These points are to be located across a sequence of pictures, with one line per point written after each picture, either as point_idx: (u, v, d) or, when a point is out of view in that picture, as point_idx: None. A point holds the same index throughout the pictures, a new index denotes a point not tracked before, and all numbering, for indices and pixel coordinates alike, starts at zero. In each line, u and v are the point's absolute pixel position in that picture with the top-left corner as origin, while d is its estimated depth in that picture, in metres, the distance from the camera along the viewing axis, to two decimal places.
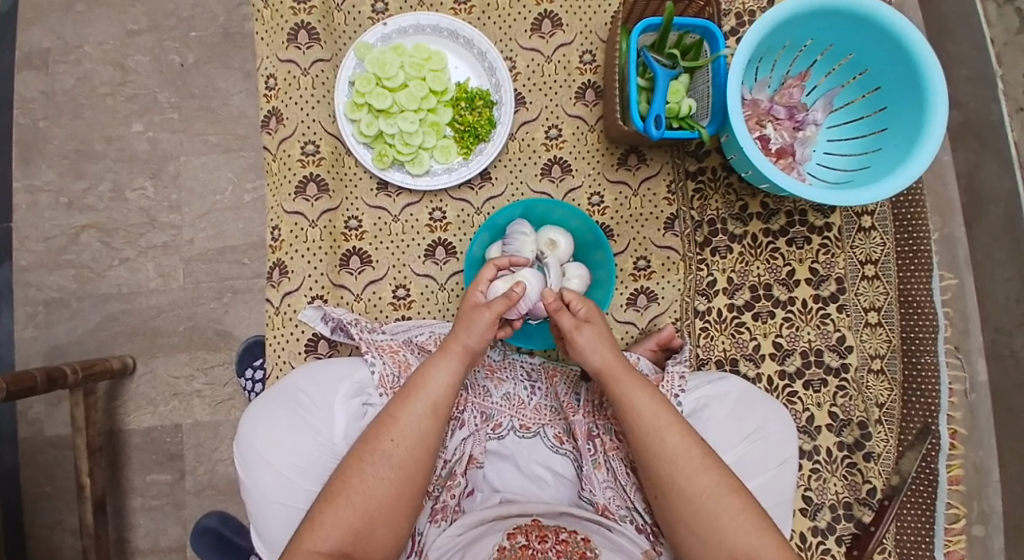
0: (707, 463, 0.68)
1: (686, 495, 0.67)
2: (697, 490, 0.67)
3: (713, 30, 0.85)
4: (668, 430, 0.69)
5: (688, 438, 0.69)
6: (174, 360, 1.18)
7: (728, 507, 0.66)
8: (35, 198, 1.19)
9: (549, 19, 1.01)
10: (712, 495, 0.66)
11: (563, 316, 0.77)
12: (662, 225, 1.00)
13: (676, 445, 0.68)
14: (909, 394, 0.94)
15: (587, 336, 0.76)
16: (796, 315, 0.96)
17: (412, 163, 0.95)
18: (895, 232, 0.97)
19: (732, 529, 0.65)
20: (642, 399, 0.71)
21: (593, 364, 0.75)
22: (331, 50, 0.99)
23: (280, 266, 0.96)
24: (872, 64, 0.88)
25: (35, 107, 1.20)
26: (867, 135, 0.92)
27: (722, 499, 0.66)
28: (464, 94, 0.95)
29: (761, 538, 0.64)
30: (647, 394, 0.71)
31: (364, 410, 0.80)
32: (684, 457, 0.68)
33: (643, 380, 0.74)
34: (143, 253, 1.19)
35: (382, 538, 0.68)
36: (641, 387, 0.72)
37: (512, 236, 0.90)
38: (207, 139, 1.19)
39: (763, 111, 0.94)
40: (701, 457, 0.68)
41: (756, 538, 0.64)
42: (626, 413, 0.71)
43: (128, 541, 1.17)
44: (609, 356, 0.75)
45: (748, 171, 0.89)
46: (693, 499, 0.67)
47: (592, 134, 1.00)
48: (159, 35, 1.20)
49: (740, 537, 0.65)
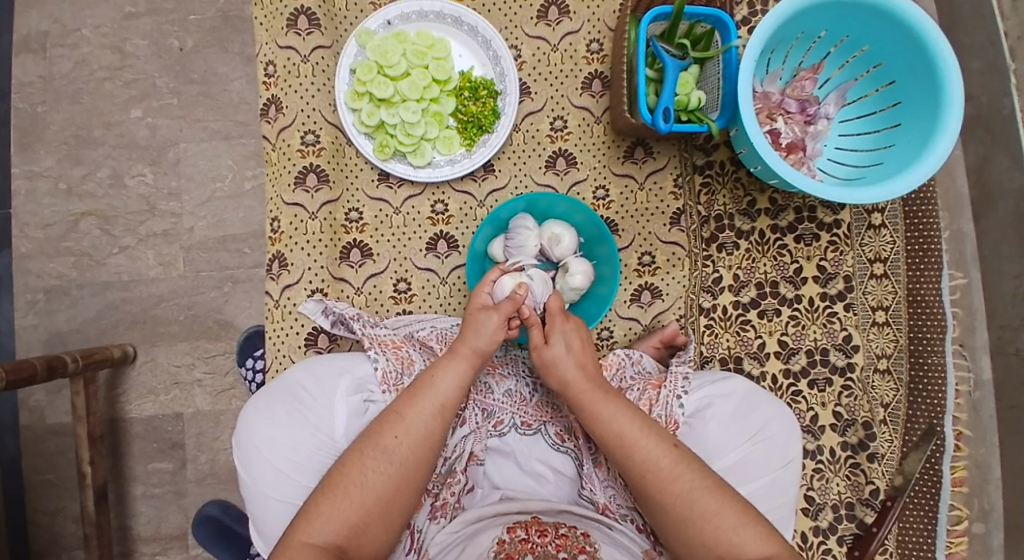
0: (678, 470, 0.67)
1: (663, 502, 0.66)
2: (673, 498, 0.66)
3: (725, 20, 0.83)
4: (636, 444, 0.69)
5: (658, 451, 0.68)
6: (174, 349, 1.17)
7: (703, 510, 0.65)
8: (34, 184, 1.18)
9: (555, 6, 0.98)
10: (686, 501, 0.65)
11: (535, 329, 0.79)
12: (669, 220, 0.98)
13: (644, 460, 0.68)
14: (915, 395, 0.93)
15: (557, 354, 0.77)
16: (802, 313, 0.95)
17: (414, 154, 0.93)
18: (906, 229, 0.95)
19: (711, 531, 0.64)
20: (609, 414, 0.71)
21: (561, 382, 0.76)
22: (331, 36, 0.97)
23: (280, 258, 0.94)
24: (887, 56, 0.86)
25: (33, 92, 1.18)
26: (880, 130, 0.90)
27: (698, 502, 0.65)
28: (468, 84, 0.93)
29: (744, 533, 0.63)
30: (613, 410, 0.71)
31: (364, 407, 0.79)
32: (654, 469, 0.67)
33: (612, 394, 0.74)
34: (143, 241, 1.18)
35: (376, 533, 0.66)
36: (609, 401, 0.72)
37: (516, 231, 0.89)
38: (206, 125, 1.17)
39: (774, 104, 0.91)
40: (672, 466, 0.67)
41: (738, 536, 0.63)
42: (609, 417, 0.71)
43: (130, 527, 1.18)
44: (576, 374, 0.76)
45: (758, 166, 0.87)
46: (669, 504, 0.66)
47: (598, 126, 0.98)
48: (158, 19, 1.17)
49: (721, 537, 0.63)
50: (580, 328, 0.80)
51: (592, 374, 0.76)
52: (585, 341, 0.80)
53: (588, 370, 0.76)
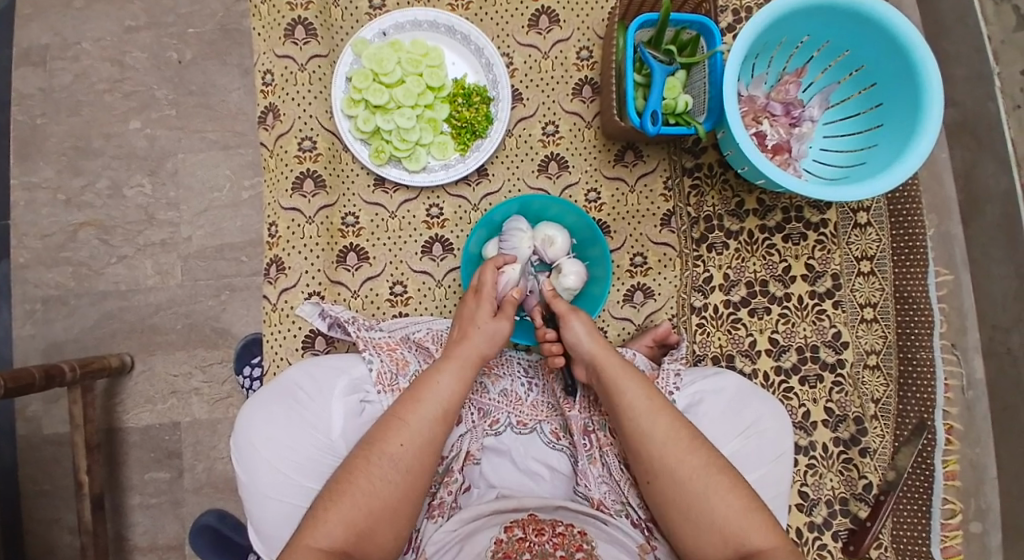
0: (696, 444, 0.69)
1: (677, 475, 0.67)
2: (688, 472, 0.67)
3: (710, 26, 0.85)
4: (660, 412, 0.70)
5: (676, 425, 0.70)
6: (172, 357, 1.18)
7: (716, 487, 0.66)
8: (33, 195, 1.19)
9: (546, 15, 1.01)
10: (702, 475, 0.67)
11: (558, 304, 0.84)
12: (659, 222, 1.00)
13: (665, 432, 0.69)
14: (905, 390, 0.94)
15: (576, 331, 0.80)
16: (792, 311, 0.97)
17: (409, 159, 0.95)
18: (891, 227, 0.97)
19: (721, 508, 0.65)
20: (630, 387, 0.73)
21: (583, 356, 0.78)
22: (327, 46, 1.00)
23: (277, 262, 0.96)
24: (868, 60, 0.89)
25: (33, 104, 1.20)
26: (863, 132, 0.92)
27: (712, 478, 0.66)
28: (461, 91, 0.96)
29: (753, 517, 0.65)
30: (637, 382, 0.73)
31: (362, 407, 0.80)
32: (674, 438, 0.69)
33: (635, 371, 0.76)
34: (141, 250, 1.19)
35: (383, 538, 0.67)
36: (631, 374, 0.74)
37: (509, 234, 0.90)
38: (205, 136, 1.19)
39: (759, 107, 0.94)
40: (689, 440, 0.69)
41: (747, 519, 0.64)
42: (630, 388, 0.73)
43: (127, 538, 1.17)
44: (596, 349, 0.78)
45: (745, 167, 0.89)
46: (683, 478, 0.67)
47: (589, 130, 1.01)
48: (158, 32, 1.20)
49: (729, 517, 0.65)
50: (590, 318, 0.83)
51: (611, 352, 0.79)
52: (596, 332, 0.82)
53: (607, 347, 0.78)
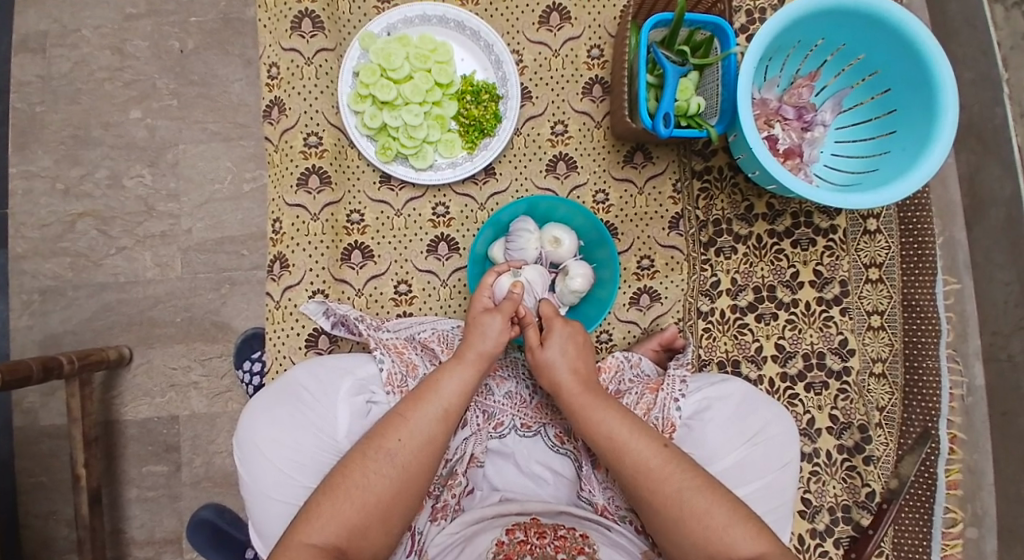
0: (668, 470, 0.67)
1: (653, 501, 0.66)
2: (663, 499, 0.66)
3: (724, 27, 0.84)
4: (626, 446, 0.69)
5: (648, 451, 0.68)
6: (171, 350, 1.16)
7: (693, 509, 0.64)
8: (30, 184, 1.18)
9: (557, 12, 0.99)
10: (676, 499, 0.65)
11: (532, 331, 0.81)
12: (667, 224, 0.99)
13: (635, 461, 0.68)
14: (910, 398, 0.94)
15: (552, 357, 0.78)
16: (799, 317, 0.96)
17: (416, 156, 0.94)
18: (900, 235, 0.97)
19: (701, 531, 0.63)
20: (599, 418, 0.72)
21: (555, 384, 0.77)
22: (334, 40, 0.98)
23: (281, 260, 0.95)
24: (883, 65, 0.87)
25: (31, 92, 1.18)
26: (876, 137, 0.91)
27: (686, 501, 0.65)
28: (470, 88, 0.94)
29: (734, 533, 0.62)
30: (608, 414, 0.72)
31: (367, 408, 0.79)
32: (645, 470, 0.68)
33: (608, 402, 0.74)
34: (140, 242, 1.17)
35: (375, 536, 0.65)
36: (602, 407, 0.73)
37: (516, 234, 0.89)
38: (206, 127, 1.17)
39: (771, 110, 0.93)
40: (661, 466, 0.67)
41: (729, 535, 0.62)
42: (600, 420, 0.72)
43: (123, 531, 1.16)
44: (569, 378, 0.76)
45: (756, 171, 0.88)
46: (660, 505, 0.66)
47: (598, 131, 0.99)
48: (158, 20, 1.18)
49: (711, 536, 0.63)
50: (575, 331, 0.81)
51: (586, 377, 0.77)
52: (581, 345, 0.80)
53: (581, 374, 0.77)
